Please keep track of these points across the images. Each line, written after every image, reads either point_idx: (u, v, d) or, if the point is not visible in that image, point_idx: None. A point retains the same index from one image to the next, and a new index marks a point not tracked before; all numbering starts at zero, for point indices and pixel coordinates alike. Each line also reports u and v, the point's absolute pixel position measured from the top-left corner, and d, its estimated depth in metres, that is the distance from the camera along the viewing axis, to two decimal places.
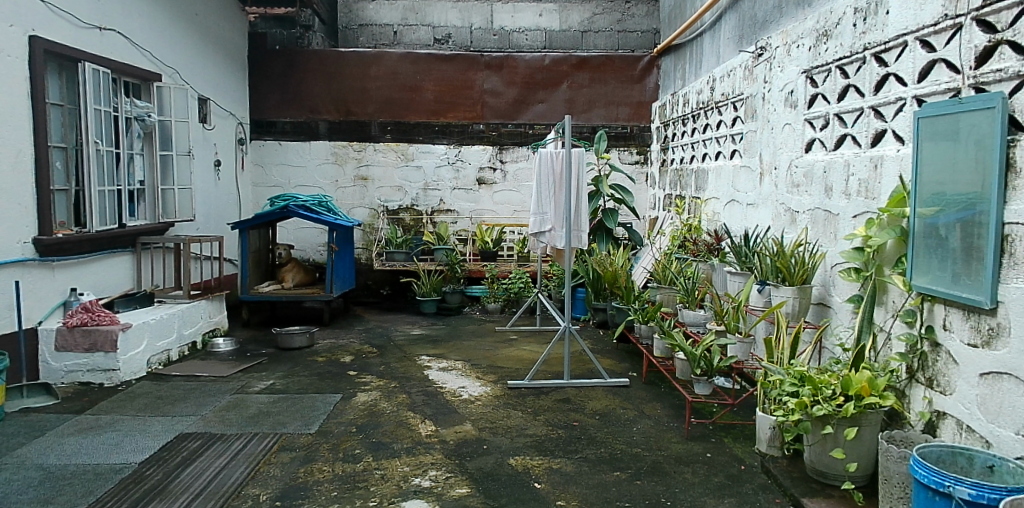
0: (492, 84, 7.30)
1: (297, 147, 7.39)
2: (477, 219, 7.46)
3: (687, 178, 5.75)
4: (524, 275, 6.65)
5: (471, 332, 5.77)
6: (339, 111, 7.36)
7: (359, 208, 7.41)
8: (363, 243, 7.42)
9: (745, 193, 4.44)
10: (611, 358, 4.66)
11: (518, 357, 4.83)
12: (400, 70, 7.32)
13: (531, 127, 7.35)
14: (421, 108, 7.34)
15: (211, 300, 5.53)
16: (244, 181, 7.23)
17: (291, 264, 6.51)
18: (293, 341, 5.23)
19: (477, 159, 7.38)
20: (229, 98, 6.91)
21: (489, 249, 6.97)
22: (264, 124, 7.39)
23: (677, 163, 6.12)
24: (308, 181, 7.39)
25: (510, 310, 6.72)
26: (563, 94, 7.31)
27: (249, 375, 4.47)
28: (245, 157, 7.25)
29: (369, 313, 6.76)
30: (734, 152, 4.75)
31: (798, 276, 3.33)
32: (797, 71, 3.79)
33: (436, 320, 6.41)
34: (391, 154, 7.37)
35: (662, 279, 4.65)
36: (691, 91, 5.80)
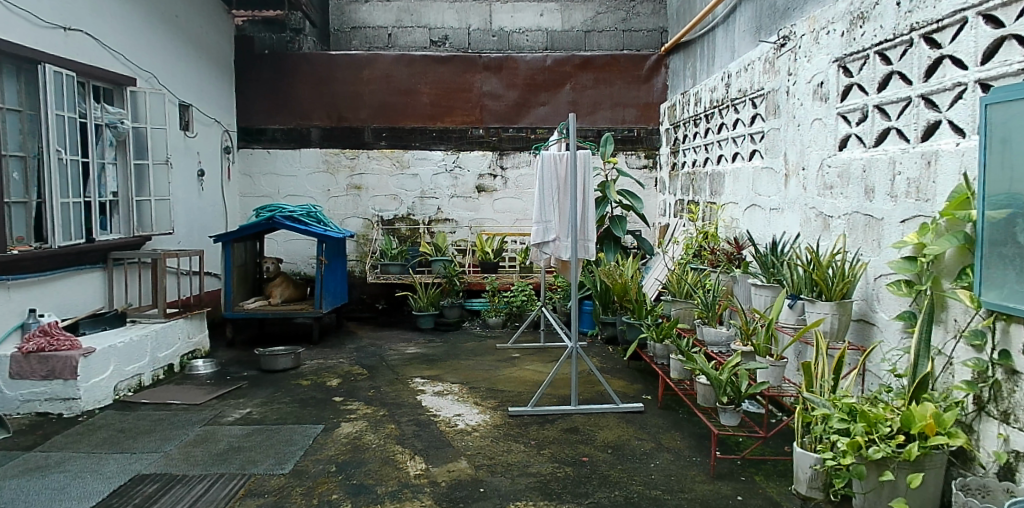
0: (492, 86, 6.93)
1: (286, 155, 7.02)
2: (477, 228, 7.06)
3: (701, 183, 5.35)
4: (526, 287, 6.19)
5: (470, 350, 5.36)
6: (330, 117, 7.00)
7: (352, 218, 7.03)
8: (357, 255, 7.03)
9: (769, 197, 4.04)
10: (623, 379, 4.25)
11: (521, 379, 4.41)
12: (394, 73, 6.95)
13: (533, 131, 6.97)
14: (416, 112, 6.98)
15: (191, 319, 5.15)
16: (230, 191, 6.87)
17: (279, 279, 6.12)
18: (277, 362, 4.83)
19: (476, 166, 6.99)
20: (214, 104, 6.54)
21: (490, 260, 6.55)
22: (252, 132, 7.03)
23: (690, 167, 5.73)
24: (298, 190, 7.02)
25: (513, 324, 6.27)
26: (567, 96, 6.92)
27: (225, 403, 4.07)
28: (231, 167, 6.88)
29: (363, 330, 6.35)
30: (755, 153, 4.35)
31: (837, 290, 2.91)
32: (827, 60, 3.40)
33: (433, 336, 5.99)
34: (386, 162, 6.99)
35: (676, 292, 4.26)
36: (703, 90, 5.41)
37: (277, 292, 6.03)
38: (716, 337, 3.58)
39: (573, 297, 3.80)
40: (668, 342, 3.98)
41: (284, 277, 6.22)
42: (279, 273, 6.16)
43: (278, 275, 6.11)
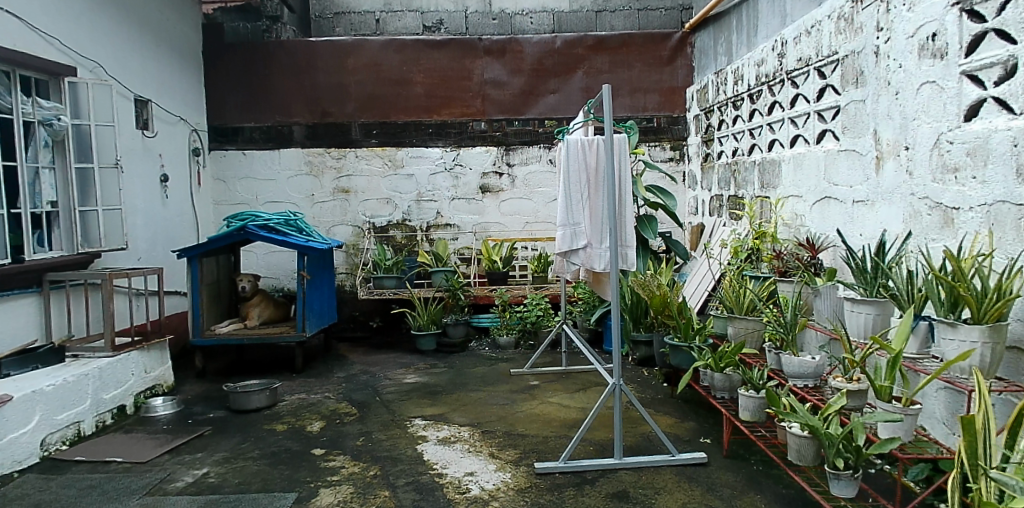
0: (495, 73, 6.14)
1: (264, 157, 6.22)
2: (483, 234, 6.23)
3: (747, 174, 4.55)
4: (542, 300, 5.37)
5: (479, 378, 4.54)
6: (314, 113, 6.21)
7: (340, 226, 6.22)
8: (347, 267, 6.21)
9: (855, 187, 3.25)
10: (671, 416, 3.45)
11: (545, 418, 3.60)
12: (384, 61, 6.16)
13: (542, 123, 6.16)
14: (410, 104, 6.18)
15: (148, 350, 4.33)
16: (201, 199, 6.06)
17: (256, 297, 5.30)
18: (250, 401, 4.02)
19: (479, 163, 6.18)
20: (179, 100, 5.74)
21: (499, 270, 5.73)
22: (225, 132, 6.23)
23: (729, 157, 4.93)
24: (278, 196, 6.22)
25: (527, 343, 5.45)
26: (580, 81, 6.13)
27: (178, 460, 3.26)
28: (202, 171, 6.09)
29: (355, 354, 5.54)
30: (827, 134, 3.56)
31: (991, 310, 2.12)
32: (943, 4, 2.62)
33: (436, 360, 5.17)
34: (377, 161, 6.19)
35: (734, 307, 3.49)
36: (745, 65, 4.63)
37: (254, 313, 5.21)
38: (800, 369, 2.81)
39: (615, 318, 2.94)
40: (729, 372, 3.20)
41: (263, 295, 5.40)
42: (258, 290, 5.34)
43: (255, 293, 5.29)
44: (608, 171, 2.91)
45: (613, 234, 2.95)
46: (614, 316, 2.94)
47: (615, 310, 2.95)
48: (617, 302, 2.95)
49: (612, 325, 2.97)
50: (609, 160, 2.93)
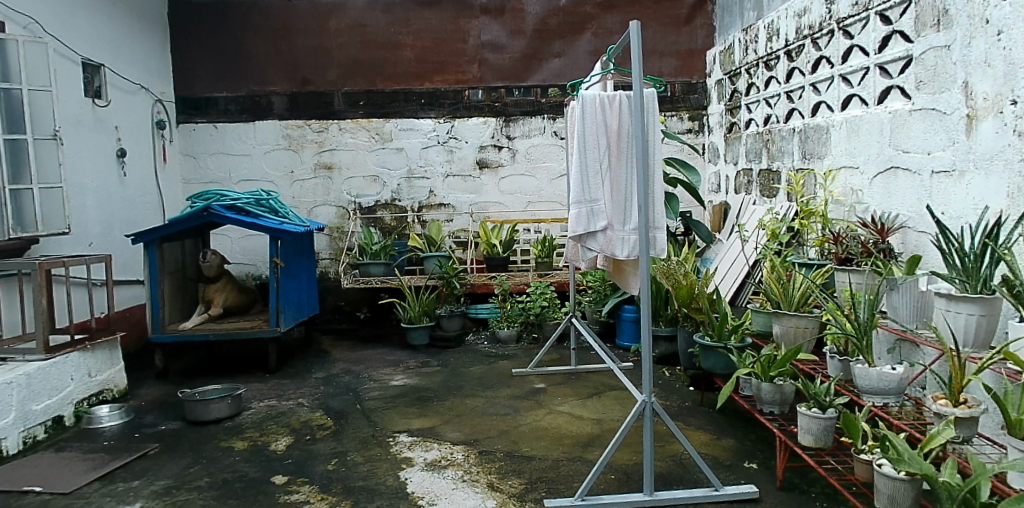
0: (492, 34, 5.49)
1: (236, 130, 5.58)
2: (480, 215, 5.61)
3: (785, 144, 3.93)
4: (547, 289, 4.78)
5: (476, 379, 3.96)
6: (292, 81, 5.57)
7: (323, 207, 5.60)
8: (330, 252, 5.59)
9: (938, 155, 2.63)
10: (708, 434, 2.87)
11: (554, 434, 3.02)
12: (369, 22, 5.51)
13: (544, 91, 5.53)
14: (399, 70, 5.54)
15: (92, 351, 3.74)
16: (167, 177, 5.44)
17: (221, 280, 4.67)
18: (209, 411, 3.45)
19: (476, 136, 5.55)
20: (138, 65, 5.10)
21: (498, 255, 5.12)
22: (194, 103, 5.59)
23: (760, 126, 4.31)
24: (253, 174, 5.61)
25: (530, 336, 4.86)
26: (588, 44, 5.48)
27: (111, 490, 2.69)
28: (168, 147, 5.46)
29: (338, 349, 4.96)
30: (895, 90, 2.94)
31: None
32: None
33: (428, 357, 4.58)
34: (362, 134, 5.56)
35: (782, 300, 2.94)
36: (782, 17, 3.98)
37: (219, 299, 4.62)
38: (880, 384, 2.28)
39: (647, 321, 2.34)
40: (782, 381, 2.65)
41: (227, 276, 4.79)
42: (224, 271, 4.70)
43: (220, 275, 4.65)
44: (638, 134, 2.30)
45: (642, 213, 2.35)
46: (645, 320, 2.36)
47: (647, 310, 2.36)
48: (648, 300, 2.36)
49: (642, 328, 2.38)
50: (638, 120, 2.33)
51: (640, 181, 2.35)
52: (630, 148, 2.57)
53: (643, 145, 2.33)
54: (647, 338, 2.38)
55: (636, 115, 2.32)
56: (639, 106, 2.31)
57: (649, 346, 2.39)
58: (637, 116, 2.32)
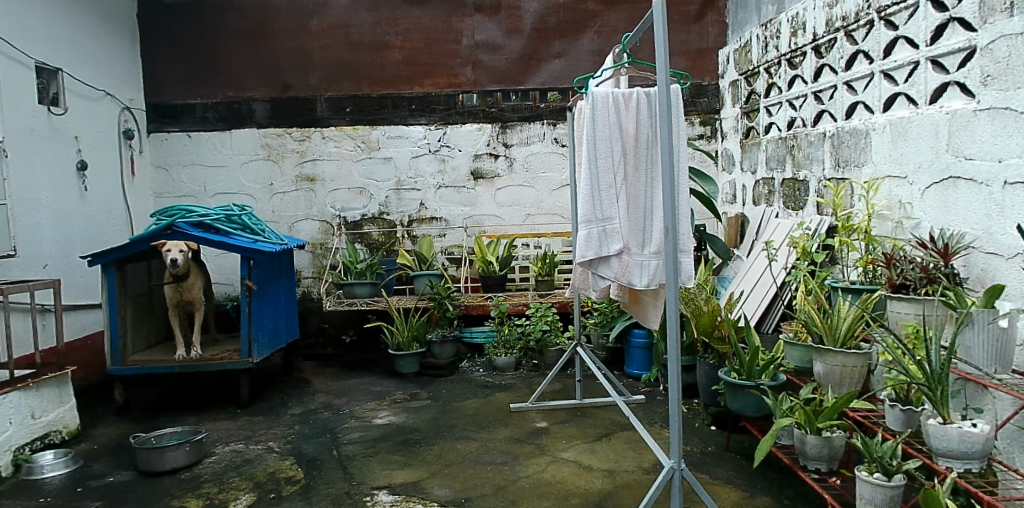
0: (487, 33, 5.09)
1: (211, 139, 5.17)
2: (475, 229, 5.18)
3: (815, 150, 3.51)
4: (549, 310, 4.33)
5: (471, 416, 3.53)
6: (271, 86, 5.15)
7: (305, 222, 5.17)
8: (312, 270, 5.17)
9: (1016, 162, 2.22)
10: (743, 494, 2.44)
11: (560, 491, 2.58)
12: (354, 21, 5.11)
13: (543, 95, 5.12)
14: (387, 74, 5.13)
15: (37, 390, 3.31)
16: (137, 191, 5.02)
17: (190, 279, 3.99)
18: (165, 460, 3.02)
19: (470, 144, 5.14)
20: (104, 69, 4.69)
21: (495, 273, 4.69)
22: (166, 110, 5.18)
23: (784, 130, 3.89)
24: (230, 187, 5.18)
25: (530, 363, 4.42)
26: (590, 43, 5.08)
27: None
28: (137, 158, 5.04)
29: (321, 378, 4.52)
30: (952, 87, 2.53)
31: None
32: None
33: (417, 388, 4.15)
34: (347, 143, 5.14)
35: (828, 333, 2.50)
36: (808, 8, 3.57)
37: (198, 295, 4.04)
38: (958, 447, 1.90)
39: (675, 366, 1.98)
40: (831, 433, 2.26)
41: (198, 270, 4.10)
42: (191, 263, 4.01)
43: (188, 272, 3.97)
44: (666, 142, 1.92)
45: (670, 237, 1.96)
46: (672, 363, 2.02)
47: (675, 353, 2.01)
48: (676, 341, 2.00)
49: (669, 374, 2.04)
50: (665, 125, 1.94)
51: (667, 198, 1.97)
52: (649, 155, 2.18)
53: (670, 154, 1.95)
54: (674, 384, 2.04)
55: (663, 120, 1.93)
56: (668, 108, 1.92)
57: (676, 395, 2.06)
58: (664, 121, 1.93)
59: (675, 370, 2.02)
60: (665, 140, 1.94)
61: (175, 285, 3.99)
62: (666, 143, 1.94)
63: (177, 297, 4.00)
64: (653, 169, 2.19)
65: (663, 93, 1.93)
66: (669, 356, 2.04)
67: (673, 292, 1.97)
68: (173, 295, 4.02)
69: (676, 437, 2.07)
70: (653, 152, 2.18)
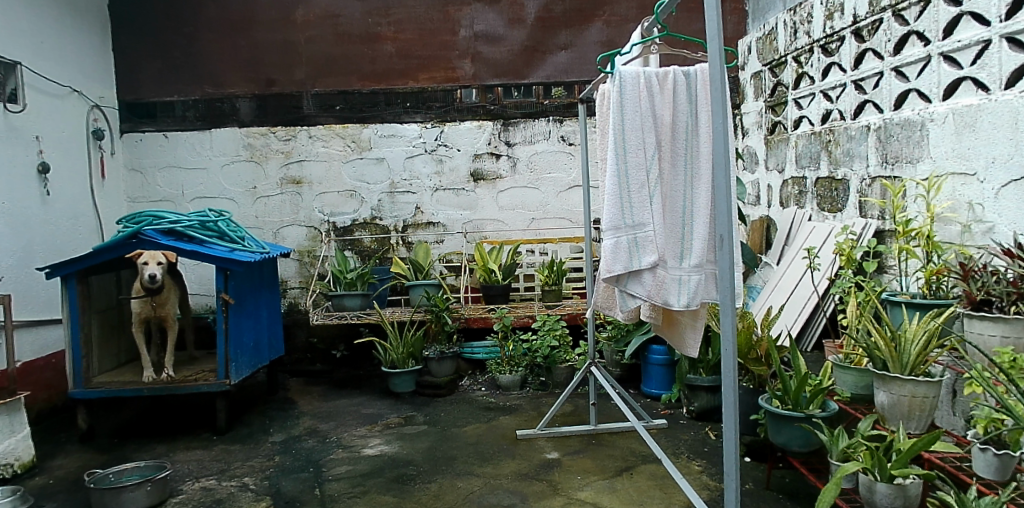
0: (487, 23, 4.72)
1: (190, 140, 4.79)
2: (476, 235, 4.80)
3: (857, 146, 3.14)
4: (556, 324, 3.95)
5: (473, 445, 3.15)
6: (255, 82, 4.78)
7: (291, 228, 4.79)
8: (299, 280, 4.78)
9: None
10: None
11: None
12: (343, 11, 4.73)
13: (548, 90, 4.76)
14: (379, 68, 4.76)
15: None
16: (108, 196, 4.64)
17: (164, 294, 3.60)
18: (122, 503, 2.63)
19: (470, 143, 4.77)
20: (71, 64, 4.31)
21: (497, 283, 4.30)
22: (141, 109, 4.81)
23: (817, 124, 3.52)
24: (210, 190, 4.80)
25: (537, 381, 4.04)
26: (599, 34, 4.72)
27: None
28: (109, 160, 4.66)
29: (307, 398, 4.14)
30: None
31: None
32: None
33: (413, 410, 3.76)
34: (336, 142, 4.77)
35: (897, 355, 2.13)
36: None
37: (172, 312, 3.65)
38: None
39: (733, 406, 1.61)
40: (909, 481, 1.88)
41: (173, 284, 3.72)
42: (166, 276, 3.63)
43: (163, 286, 3.59)
44: (720, 127, 1.58)
45: (724, 247, 1.60)
46: (727, 400, 1.64)
47: (732, 392, 1.63)
48: (731, 372, 1.63)
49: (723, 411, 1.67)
50: (717, 109, 1.60)
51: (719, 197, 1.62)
52: (689, 148, 1.85)
53: (724, 143, 1.61)
54: (729, 426, 1.66)
55: (716, 101, 1.59)
56: (722, 85, 1.59)
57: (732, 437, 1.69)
58: (717, 102, 1.60)
59: (732, 410, 1.65)
60: (718, 124, 1.60)
61: (145, 299, 3.60)
62: (719, 129, 1.60)
63: (149, 312, 3.61)
64: (693, 165, 1.85)
65: (715, 67, 1.59)
66: (724, 395, 1.66)
67: (729, 314, 1.61)
68: (143, 311, 3.62)
69: (730, 490, 1.70)
70: (694, 144, 1.85)
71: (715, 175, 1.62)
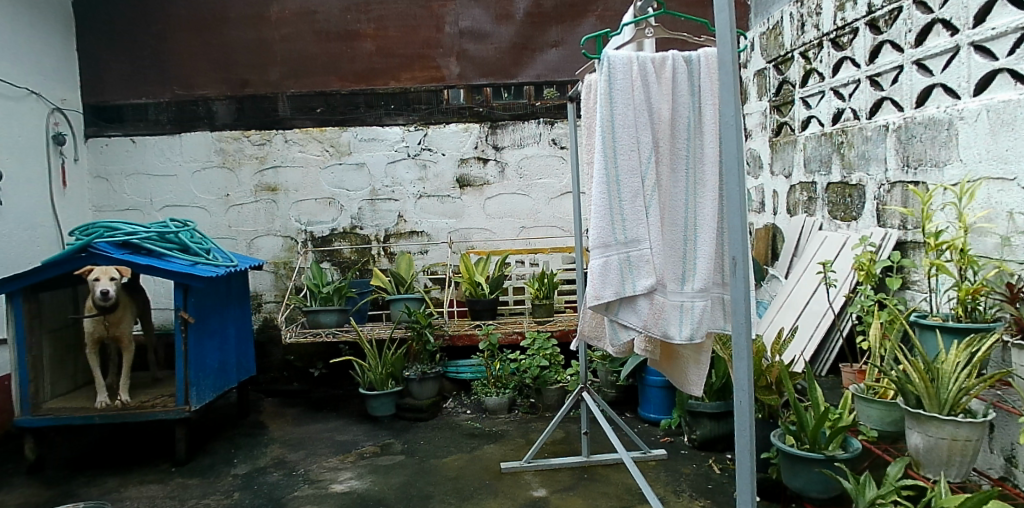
0: (473, 19, 4.44)
1: (158, 145, 4.50)
2: (462, 244, 4.50)
3: (874, 148, 2.85)
4: (547, 342, 3.64)
5: (454, 481, 2.84)
6: (227, 83, 4.49)
7: (266, 238, 4.50)
8: (274, 294, 4.49)
9: None
10: None
11: None
12: (320, 8, 4.45)
13: (538, 90, 4.48)
14: (359, 68, 4.47)
15: None
16: (71, 205, 4.34)
17: (119, 312, 3.31)
18: None
19: (455, 147, 4.48)
20: (29, 64, 3.99)
21: (484, 296, 4.00)
22: (108, 112, 4.52)
23: (828, 125, 3.23)
24: (179, 198, 4.51)
25: (526, 403, 3.75)
26: (592, 30, 4.44)
27: None
28: (72, 167, 4.36)
29: (280, 422, 3.84)
30: None
31: None
32: None
33: (391, 437, 3.46)
34: (313, 147, 4.48)
35: (937, 391, 1.86)
36: None
37: (127, 332, 3.35)
38: None
39: (751, 463, 1.36)
40: None
41: (130, 301, 3.42)
42: (121, 292, 3.32)
43: (118, 304, 3.29)
44: (732, 123, 1.31)
45: (741, 264, 1.34)
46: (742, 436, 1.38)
47: (748, 444, 1.39)
48: (747, 404, 1.38)
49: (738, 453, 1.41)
50: (729, 101, 1.33)
51: (732, 208, 1.35)
52: (692, 148, 1.56)
53: (738, 142, 1.34)
54: (744, 470, 1.40)
55: (727, 90, 1.32)
56: (733, 70, 1.31)
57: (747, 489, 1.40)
58: (729, 93, 1.33)
59: (748, 466, 1.41)
60: (730, 119, 1.33)
61: (99, 318, 3.30)
62: (730, 124, 1.33)
63: (101, 332, 3.30)
64: (697, 168, 1.57)
65: (725, 51, 1.32)
66: (738, 446, 1.42)
67: (744, 354, 1.37)
68: (96, 331, 3.32)
69: None
70: (698, 143, 1.56)
71: (728, 182, 1.34)
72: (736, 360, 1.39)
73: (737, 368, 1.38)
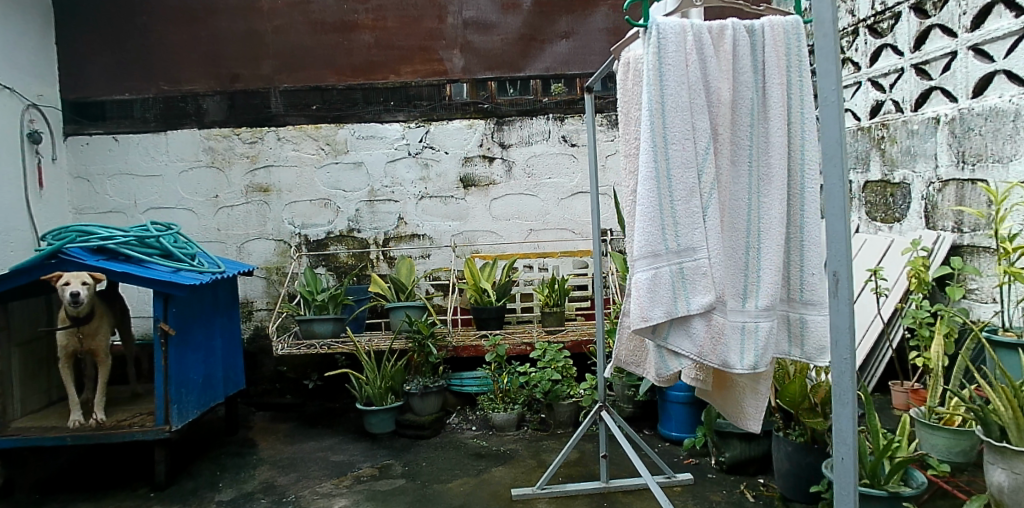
0: (477, 9, 4.18)
1: (142, 143, 4.23)
2: (466, 248, 4.24)
3: (922, 142, 2.58)
4: (558, 354, 3.37)
5: None
6: (216, 78, 4.23)
7: (257, 242, 4.23)
8: (266, 301, 4.23)
9: None
10: None
11: None
12: None
13: (546, 84, 4.23)
14: (355, 60, 4.21)
15: None
16: (49, 207, 4.07)
17: (93, 323, 3.05)
18: None
19: (459, 144, 4.22)
20: (4, 56, 3.73)
21: (491, 304, 3.73)
22: (89, 109, 4.25)
23: (864, 119, 2.98)
24: (165, 200, 4.24)
25: (535, 420, 3.48)
26: (603, 20, 4.19)
27: None
28: (50, 167, 4.10)
29: (271, 439, 3.57)
30: None
31: None
32: None
33: (391, 457, 3.20)
34: (308, 145, 4.22)
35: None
36: None
37: (103, 345, 3.09)
38: None
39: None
40: None
41: (106, 310, 3.16)
42: (95, 300, 3.06)
43: (91, 313, 3.02)
44: (833, 99, 1.15)
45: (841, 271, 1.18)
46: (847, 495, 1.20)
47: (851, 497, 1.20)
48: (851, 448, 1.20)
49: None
50: (830, 75, 1.16)
51: (831, 202, 1.18)
52: (756, 134, 1.41)
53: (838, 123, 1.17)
54: None
55: (826, 61, 1.16)
56: (833, 38, 1.15)
57: None
58: (828, 63, 1.16)
59: None
60: (829, 95, 1.16)
61: (72, 330, 3.04)
62: (830, 101, 1.16)
63: (75, 346, 3.04)
64: (762, 160, 1.41)
65: (822, 14, 1.16)
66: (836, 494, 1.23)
67: (847, 399, 1.18)
68: (68, 344, 3.06)
69: None
70: (762, 128, 1.41)
71: (826, 174, 1.17)
72: (837, 406, 1.20)
73: (838, 414, 1.19)
